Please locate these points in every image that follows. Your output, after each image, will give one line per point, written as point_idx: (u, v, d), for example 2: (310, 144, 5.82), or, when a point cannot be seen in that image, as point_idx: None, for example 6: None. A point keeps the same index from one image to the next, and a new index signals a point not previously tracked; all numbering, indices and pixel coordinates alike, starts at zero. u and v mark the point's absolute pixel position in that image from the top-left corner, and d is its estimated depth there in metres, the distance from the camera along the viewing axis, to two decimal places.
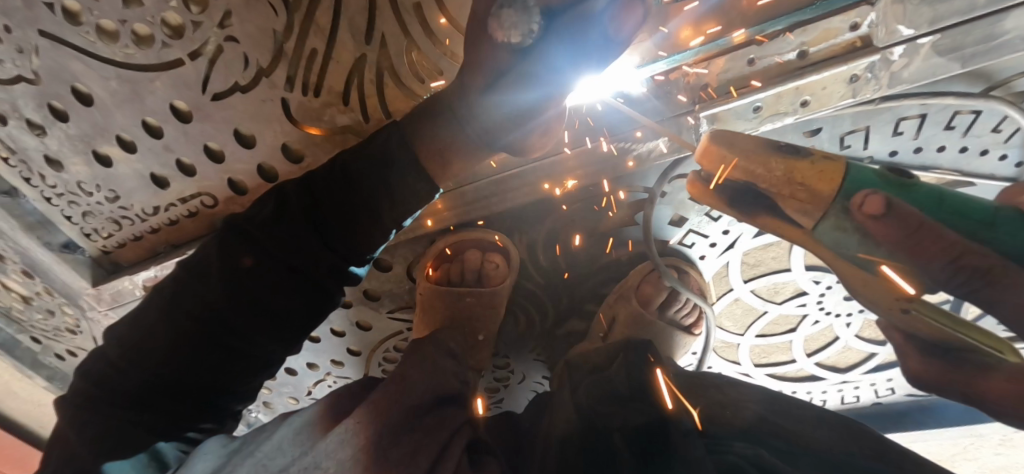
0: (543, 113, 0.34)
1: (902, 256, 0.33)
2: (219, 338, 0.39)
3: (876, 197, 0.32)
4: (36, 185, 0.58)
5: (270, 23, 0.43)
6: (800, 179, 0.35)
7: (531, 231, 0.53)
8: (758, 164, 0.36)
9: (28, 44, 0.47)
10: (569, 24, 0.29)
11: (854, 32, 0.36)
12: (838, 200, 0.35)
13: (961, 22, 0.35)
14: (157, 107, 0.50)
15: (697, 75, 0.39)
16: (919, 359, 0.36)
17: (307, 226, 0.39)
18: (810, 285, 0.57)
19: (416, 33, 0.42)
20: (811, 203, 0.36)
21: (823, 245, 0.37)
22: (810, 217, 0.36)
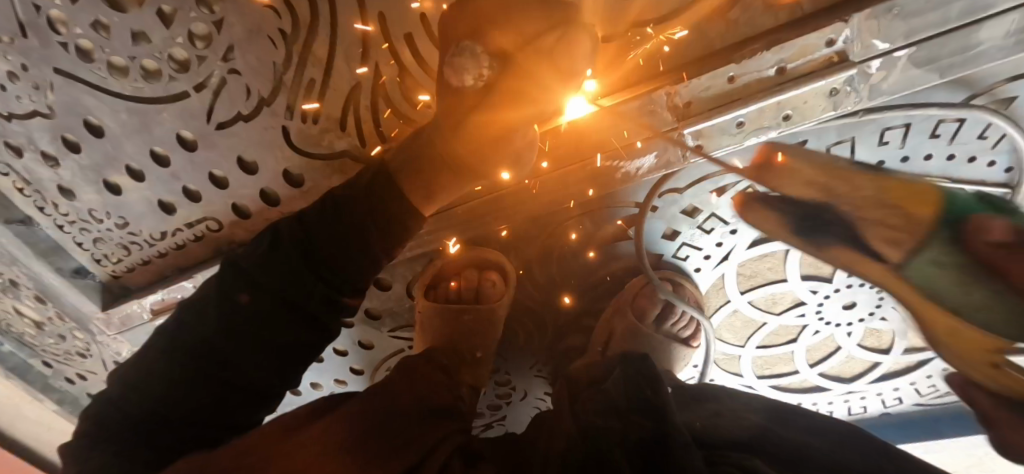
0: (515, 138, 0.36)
1: None
2: (218, 368, 0.40)
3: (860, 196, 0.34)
4: (49, 213, 0.60)
5: (269, 55, 0.45)
6: None
7: (526, 247, 0.54)
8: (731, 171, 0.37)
9: (44, 80, 0.50)
10: (523, 62, 0.30)
11: (830, 48, 0.37)
12: None
13: (936, 35, 0.36)
14: (164, 137, 0.52)
15: (680, 93, 0.40)
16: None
17: (300, 259, 0.41)
18: (807, 294, 0.57)
19: (408, 61, 0.44)
20: None
21: None
22: None
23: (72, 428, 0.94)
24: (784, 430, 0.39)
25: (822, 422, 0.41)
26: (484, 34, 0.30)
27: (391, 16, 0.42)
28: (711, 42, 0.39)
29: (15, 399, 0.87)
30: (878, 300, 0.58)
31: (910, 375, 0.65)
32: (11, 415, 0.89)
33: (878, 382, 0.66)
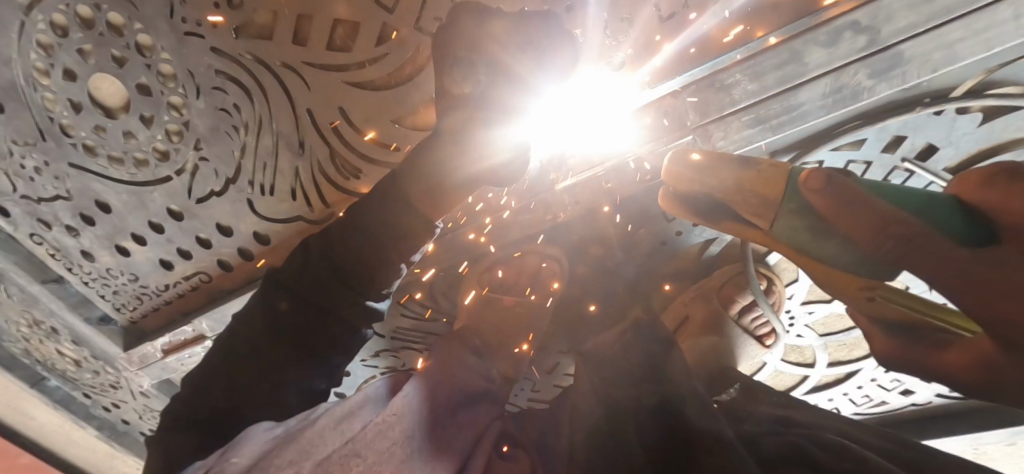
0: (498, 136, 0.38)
1: (862, 243, 0.26)
2: (333, 313, 0.42)
3: (819, 175, 0.27)
4: (76, 272, 0.72)
5: (229, 144, 0.55)
6: (749, 187, 0.30)
7: (461, 274, 0.61)
8: (709, 178, 0.32)
9: (62, 172, 0.61)
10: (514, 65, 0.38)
11: (670, 117, 0.46)
12: (787, 200, 0.29)
13: (762, 100, 0.44)
14: (157, 210, 0.63)
15: (567, 167, 0.49)
16: (880, 333, 0.30)
17: (328, 272, 0.43)
18: (738, 327, 0.60)
19: (336, 144, 0.53)
20: (763, 210, 0.30)
21: (786, 246, 0.31)
22: (762, 218, 0.30)
23: (114, 453, 1.08)
24: (751, 403, 0.46)
25: (793, 401, 0.47)
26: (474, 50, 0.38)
27: (317, 110, 0.51)
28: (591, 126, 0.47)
29: (63, 427, 1.01)
30: (789, 318, 0.63)
31: (842, 386, 0.72)
32: (64, 440, 1.04)
33: (812, 393, 0.74)
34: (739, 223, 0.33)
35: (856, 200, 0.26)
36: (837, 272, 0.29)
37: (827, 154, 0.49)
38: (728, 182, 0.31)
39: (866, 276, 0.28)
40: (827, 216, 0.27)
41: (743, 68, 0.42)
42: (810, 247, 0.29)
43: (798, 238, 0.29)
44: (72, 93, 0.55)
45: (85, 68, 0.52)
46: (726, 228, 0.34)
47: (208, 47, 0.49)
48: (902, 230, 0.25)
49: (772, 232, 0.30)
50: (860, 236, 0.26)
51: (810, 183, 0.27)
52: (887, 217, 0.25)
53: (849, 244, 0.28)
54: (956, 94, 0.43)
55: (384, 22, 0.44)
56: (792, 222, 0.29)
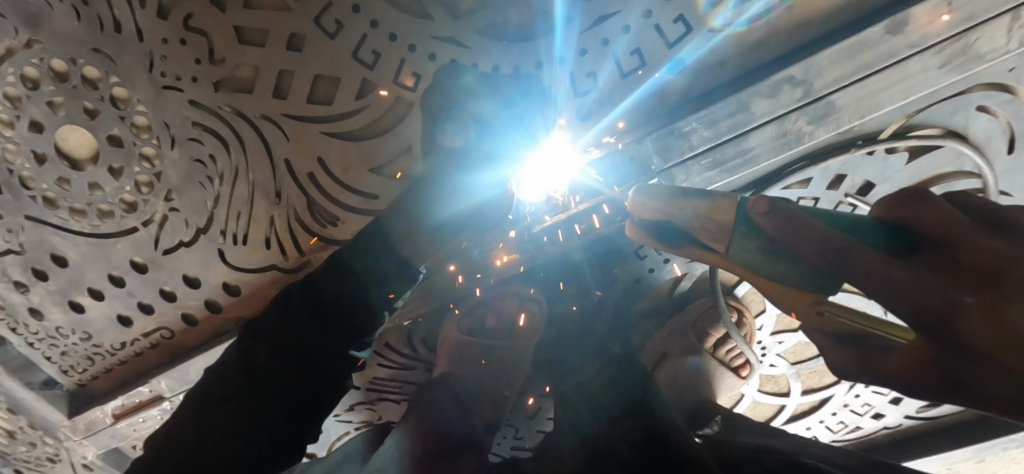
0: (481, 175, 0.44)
1: (803, 261, 0.28)
2: (313, 362, 0.42)
3: (762, 200, 0.30)
4: (21, 332, 0.67)
5: (202, 194, 0.55)
6: (707, 215, 0.32)
7: (441, 316, 0.61)
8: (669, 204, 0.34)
9: (16, 225, 0.59)
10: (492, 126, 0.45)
11: (634, 162, 0.49)
12: (738, 225, 0.31)
13: (715, 146, 0.47)
14: (119, 263, 0.60)
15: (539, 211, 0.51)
16: (833, 348, 0.29)
17: (308, 320, 0.43)
18: (713, 359, 0.62)
19: (313, 192, 0.53)
20: (720, 236, 0.32)
21: (741, 270, 0.31)
22: (718, 240, 0.32)
23: None
24: (734, 433, 0.47)
25: (768, 429, 0.49)
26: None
27: (295, 159, 0.52)
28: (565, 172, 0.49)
29: None
30: (761, 349, 0.65)
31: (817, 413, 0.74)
32: None
33: (791, 422, 0.76)
34: (700, 249, 0.34)
35: (793, 219, 0.28)
36: (788, 293, 0.29)
37: (779, 191, 0.53)
38: (686, 210, 0.33)
39: (812, 291, 0.28)
40: (779, 237, 0.29)
41: (698, 116, 0.46)
42: (764, 270, 0.30)
43: (751, 259, 0.30)
44: (36, 145, 0.54)
45: (54, 120, 0.52)
46: (690, 254, 0.35)
47: (186, 99, 0.50)
48: (839, 244, 0.26)
49: (729, 255, 0.32)
50: (802, 251, 0.28)
51: (757, 206, 0.30)
52: (821, 233, 0.27)
53: (796, 264, 0.28)
54: (883, 136, 0.49)
55: (364, 77, 0.47)
56: (745, 242, 0.30)
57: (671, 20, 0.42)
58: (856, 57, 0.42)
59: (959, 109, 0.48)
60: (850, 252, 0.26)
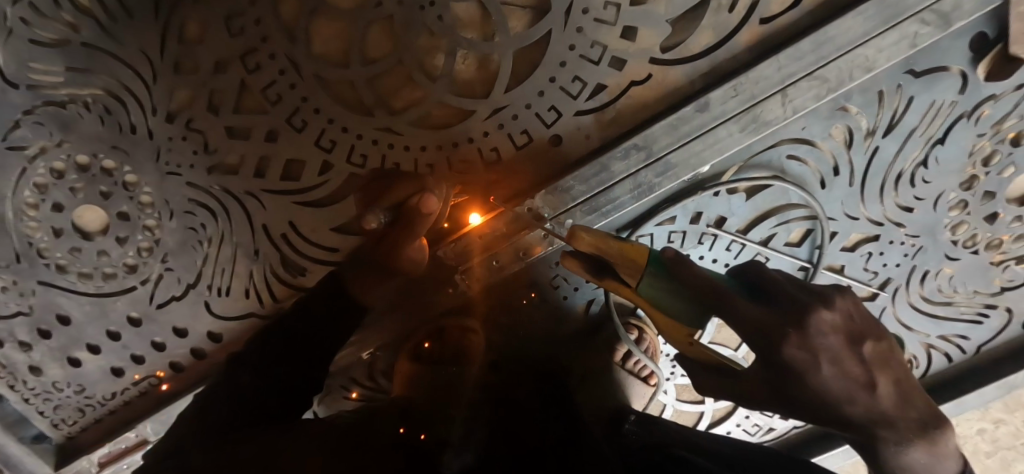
0: (405, 243, 0.60)
1: (693, 292, 0.45)
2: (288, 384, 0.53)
3: (673, 252, 0.46)
4: (19, 389, 0.75)
5: (193, 256, 0.67)
6: (630, 256, 0.48)
7: (390, 348, 0.71)
8: (602, 243, 0.51)
9: (28, 289, 0.69)
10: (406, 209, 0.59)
11: (530, 211, 0.62)
12: (653, 267, 0.47)
13: (591, 196, 0.62)
14: (117, 318, 0.71)
15: (497, 266, 0.65)
16: (707, 374, 0.48)
17: (284, 347, 0.56)
18: (623, 371, 0.70)
19: (284, 249, 0.66)
20: (636, 275, 0.48)
21: (645, 301, 0.49)
22: (634, 280, 0.48)
23: None
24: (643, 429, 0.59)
25: (659, 423, 0.62)
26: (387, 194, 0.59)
27: (270, 223, 0.65)
28: (522, 238, 0.64)
29: None
30: (670, 361, 0.74)
31: (731, 418, 0.79)
32: None
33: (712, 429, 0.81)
34: (617, 282, 0.51)
35: (693, 267, 0.45)
36: (677, 327, 0.48)
37: (654, 227, 0.67)
38: (615, 249, 0.50)
39: (692, 326, 0.47)
40: (680, 279, 0.46)
41: (574, 176, 0.61)
42: (663, 303, 0.47)
43: (656, 295, 0.47)
44: (56, 221, 0.66)
45: (74, 201, 0.65)
46: (608, 284, 0.52)
47: (185, 181, 0.64)
48: (715, 286, 0.43)
49: (640, 290, 0.48)
50: (697, 287, 0.44)
51: (669, 254, 0.46)
52: (700, 275, 0.44)
53: (687, 301, 0.46)
54: (724, 178, 0.63)
55: (324, 158, 0.62)
56: (653, 284, 0.47)
57: (545, 109, 0.58)
58: (680, 129, 0.58)
59: (774, 159, 0.62)
60: (728, 295, 0.43)
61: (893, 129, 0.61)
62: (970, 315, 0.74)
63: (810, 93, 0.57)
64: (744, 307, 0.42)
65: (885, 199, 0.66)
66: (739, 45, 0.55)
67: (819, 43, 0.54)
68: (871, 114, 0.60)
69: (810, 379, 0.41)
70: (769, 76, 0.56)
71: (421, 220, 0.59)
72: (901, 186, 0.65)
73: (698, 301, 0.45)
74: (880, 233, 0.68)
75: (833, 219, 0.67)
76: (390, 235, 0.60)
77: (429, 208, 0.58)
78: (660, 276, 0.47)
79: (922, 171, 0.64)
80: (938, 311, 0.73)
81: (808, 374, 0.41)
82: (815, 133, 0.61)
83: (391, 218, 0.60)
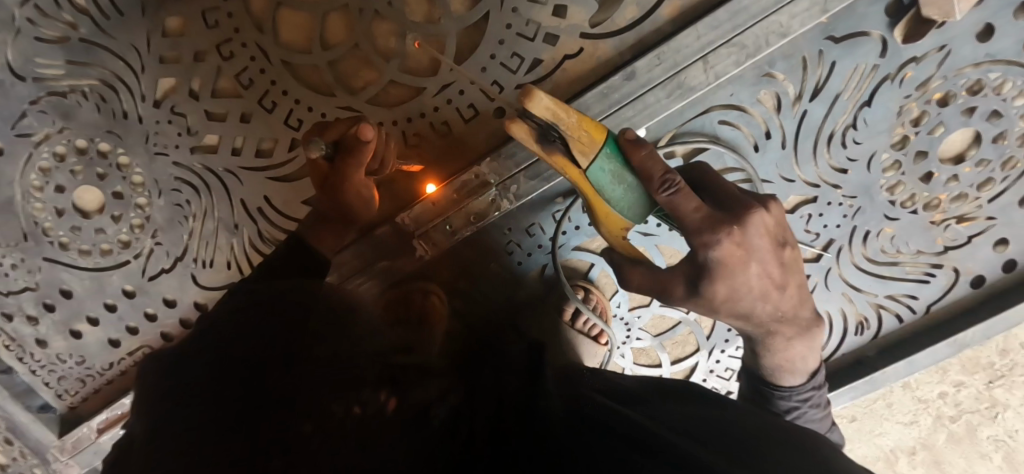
0: (353, 183, 0.58)
1: (644, 176, 0.44)
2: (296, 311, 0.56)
3: (631, 135, 0.44)
4: (27, 361, 0.82)
5: (180, 230, 0.74)
6: (583, 131, 0.43)
7: None
8: (562, 112, 0.42)
9: (34, 266, 0.77)
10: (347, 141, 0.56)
11: (478, 179, 0.67)
12: (606, 146, 0.44)
13: (532, 163, 0.66)
14: (113, 291, 0.78)
15: (452, 221, 0.69)
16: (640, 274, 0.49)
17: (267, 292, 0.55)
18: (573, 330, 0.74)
19: (260, 221, 0.72)
20: (589, 150, 0.44)
21: (588, 180, 0.45)
22: (586, 156, 0.44)
23: None
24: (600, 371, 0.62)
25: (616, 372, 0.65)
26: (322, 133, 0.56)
27: (246, 197, 0.71)
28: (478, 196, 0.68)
29: None
30: (625, 324, 0.77)
31: (690, 383, 0.82)
32: None
33: None
34: (563, 155, 0.45)
35: (653, 153, 0.43)
36: (613, 211, 0.47)
37: None
38: (571, 119, 0.43)
39: (632, 211, 0.46)
40: (634, 162, 0.44)
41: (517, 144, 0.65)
42: (608, 185, 0.45)
43: (604, 175, 0.44)
44: (59, 202, 0.73)
45: (74, 182, 0.72)
46: (556, 160, 0.45)
47: (170, 161, 0.70)
48: (667, 171, 0.43)
49: (588, 166, 0.44)
50: (653, 172, 0.43)
51: (630, 136, 0.44)
52: (664, 167, 0.43)
53: (633, 185, 0.45)
54: (661, 144, 0.67)
55: (293, 136, 0.68)
56: (603, 163, 0.44)
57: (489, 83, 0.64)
58: (612, 97, 0.63)
59: (708, 125, 0.67)
60: (683, 186, 0.43)
61: (820, 93, 0.65)
62: (916, 275, 0.76)
63: (730, 58, 0.62)
64: (693, 199, 0.43)
65: (819, 160, 0.69)
66: (662, 18, 0.61)
67: (734, 12, 0.59)
68: (796, 80, 0.64)
69: (736, 278, 0.44)
70: (690, 45, 0.61)
71: (360, 153, 0.55)
72: (833, 147, 0.68)
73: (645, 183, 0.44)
74: (818, 195, 0.71)
75: (769, 181, 0.70)
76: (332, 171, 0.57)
77: (366, 136, 0.55)
78: (612, 158, 0.44)
79: (853, 132, 0.68)
80: (884, 272, 0.76)
81: (730, 285, 0.45)
82: (744, 98, 0.65)
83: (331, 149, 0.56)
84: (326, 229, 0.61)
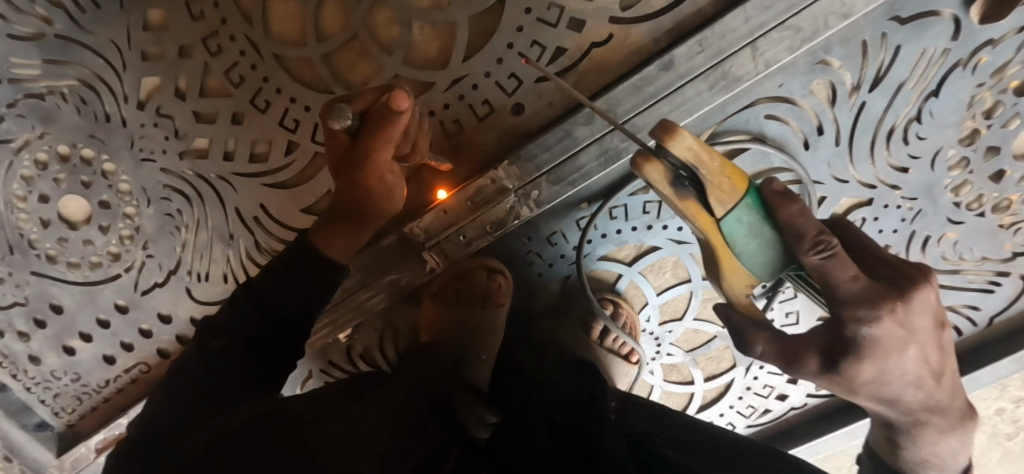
0: (377, 166, 0.48)
1: (793, 237, 0.33)
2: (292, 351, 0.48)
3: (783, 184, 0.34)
4: (21, 378, 0.78)
5: (171, 241, 0.69)
6: (724, 176, 0.34)
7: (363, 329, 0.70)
8: (700, 152, 0.34)
9: (22, 280, 0.72)
10: (375, 116, 0.46)
11: (494, 183, 0.60)
12: (749, 197, 0.34)
13: (556, 166, 0.59)
14: (105, 306, 0.73)
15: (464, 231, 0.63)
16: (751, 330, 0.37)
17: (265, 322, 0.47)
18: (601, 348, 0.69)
19: (256, 231, 0.67)
20: (728, 200, 0.34)
21: (719, 233, 0.35)
22: (722, 207, 0.34)
23: None
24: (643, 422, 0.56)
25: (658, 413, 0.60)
26: (350, 102, 0.47)
27: (241, 206, 0.66)
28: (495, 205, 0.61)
29: None
30: (654, 339, 0.71)
31: (724, 400, 0.75)
32: None
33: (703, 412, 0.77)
34: (692, 204, 0.36)
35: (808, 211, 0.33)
36: (743, 268, 0.36)
37: (628, 197, 0.62)
38: (712, 163, 0.34)
39: (767, 270, 0.36)
40: (778, 220, 0.34)
41: (536, 145, 0.58)
42: (744, 242, 0.35)
43: (742, 229, 0.34)
44: (43, 212, 0.68)
45: (57, 192, 0.67)
46: (682, 207, 0.36)
47: (159, 167, 0.65)
48: (826, 236, 0.32)
49: (722, 219, 0.35)
50: (803, 235, 0.32)
51: (776, 185, 0.33)
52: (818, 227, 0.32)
53: (775, 244, 0.34)
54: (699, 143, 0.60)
55: (290, 139, 0.62)
56: (744, 214, 0.34)
57: (505, 76, 0.57)
58: (644, 90, 0.56)
59: (751, 120, 0.59)
60: (841, 254, 0.32)
61: (880, 82, 0.57)
62: (979, 285, 0.69)
63: (783, 44, 0.54)
64: (853, 272, 0.32)
65: (876, 158, 0.61)
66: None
67: None
68: (854, 67, 0.57)
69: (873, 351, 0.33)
70: (736, 29, 0.53)
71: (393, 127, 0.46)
72: (893, 143, 0.61)
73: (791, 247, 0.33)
74: (873, 197, 0.64)
75: (820, 182, 0.63)
76: (358, 154, 0.48)
77: (401, 107, 0.45)
78: (755, 212, 0.34)
79: (916, 126, 0.60)
80: (944, 281, 0.69)
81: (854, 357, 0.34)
82: (793, 90, 0.58)
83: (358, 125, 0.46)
84: (339, 227, 0.51)
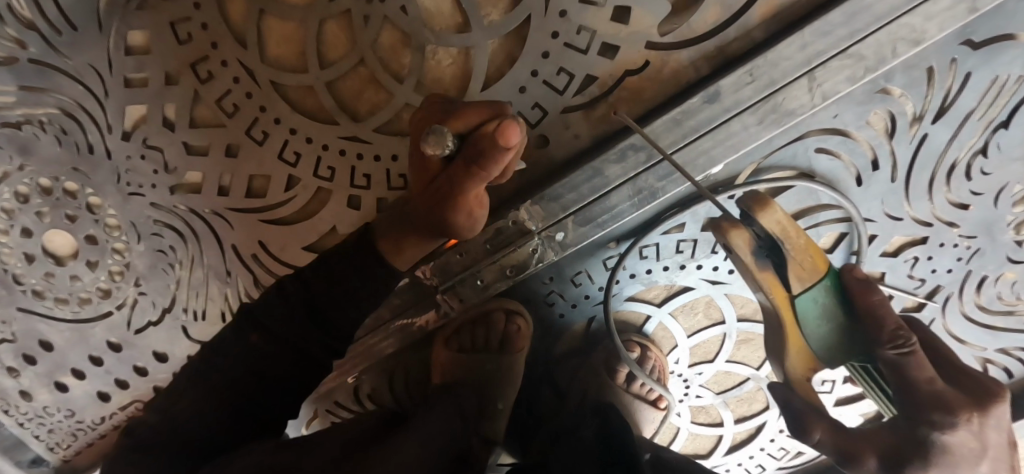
0: (462, 201, 0.42)
1: (866, 319, 0.39)
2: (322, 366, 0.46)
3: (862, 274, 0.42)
4: (13, 414, 0.74)
5: (165, 279, 0.64)
6: (813, 255, 0.40)
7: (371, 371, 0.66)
8: (792, 233, 0.43)
9: (9, 316, 0.68)
10: (476, 139, 0.38)
11: (516, 224, 0.56)
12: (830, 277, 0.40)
13: (584, 206, 0.55)
14: (98, 343, 0.69)
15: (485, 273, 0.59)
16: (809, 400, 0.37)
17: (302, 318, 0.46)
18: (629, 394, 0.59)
19: (255, 269, 0.62)
20: (812, 275, 0.40)
21: (792, 302, 0.40)
22: (807, 279, 0.40)
23: None
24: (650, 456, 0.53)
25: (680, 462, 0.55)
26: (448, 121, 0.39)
27: (239, 243, 0.61)
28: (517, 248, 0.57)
29: None
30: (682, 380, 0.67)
31: (755, 442, 0.71)
32: None
33: (732, 452, 0.72)
34: (775, 273, 0.42)
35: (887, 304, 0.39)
36: (803, 341, 0.40)
37: (660, 236, 0.57)
38: (796, 241, 0.42)
39: (850, 347, 0.38)
40: (857, 300, 0.39)
41: (561, 183, 0.54)
42: (821, 316, 0.39)
43: (821, 304, 0.39)
44: (27, 247, 0.63)
45: (40, 226, 0.62)
46: (764, 276, 0.43)
47: (148, 202, 0.60)
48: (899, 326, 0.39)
49: (796, 293, 0.40)
50: (881, 322, 0.38)
51: (858, 274, 0.41)
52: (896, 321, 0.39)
53: (853, 328, 0.39)
54: (739, 180, 0.54)
55: (290, 173, 0.57)
56: (823, 293, 0.39)
57: (528, 107, 0.51)
58: (683, 124, 0.50)
59: (799, 153, 0.54)
60: (914, 350, 0.38)
61: (945, 112, 0.51)
62: None
63: (843, 73, 0.48)
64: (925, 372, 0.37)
65: (935, 195, 0.56)
66: (752, 20, 0.47)
67: (850, 14, 0.46)
68: (917, 96, 0.50)
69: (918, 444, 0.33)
70: (791, 57, 0.47)
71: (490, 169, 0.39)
72: (955, 178, 0.55)
73: (865, 333, 0.38)
74: (929, 235, 0.58)
75: (870, 219, 0.57)
76: (446, 181, 0.41)
77: (509, 143, 0.37)
78: (835, 294, 0.40)
79: (981, 160, 0.54)
80: (999, 324, 0.64)
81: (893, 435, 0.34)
82: (849, 121, 0.52)
83: (457, 149, 0.39)
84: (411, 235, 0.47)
